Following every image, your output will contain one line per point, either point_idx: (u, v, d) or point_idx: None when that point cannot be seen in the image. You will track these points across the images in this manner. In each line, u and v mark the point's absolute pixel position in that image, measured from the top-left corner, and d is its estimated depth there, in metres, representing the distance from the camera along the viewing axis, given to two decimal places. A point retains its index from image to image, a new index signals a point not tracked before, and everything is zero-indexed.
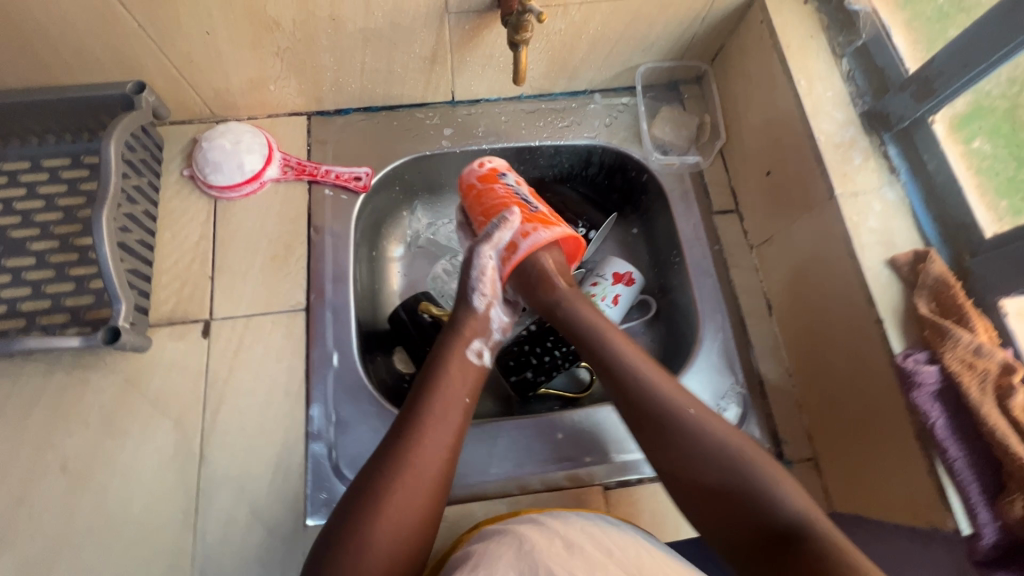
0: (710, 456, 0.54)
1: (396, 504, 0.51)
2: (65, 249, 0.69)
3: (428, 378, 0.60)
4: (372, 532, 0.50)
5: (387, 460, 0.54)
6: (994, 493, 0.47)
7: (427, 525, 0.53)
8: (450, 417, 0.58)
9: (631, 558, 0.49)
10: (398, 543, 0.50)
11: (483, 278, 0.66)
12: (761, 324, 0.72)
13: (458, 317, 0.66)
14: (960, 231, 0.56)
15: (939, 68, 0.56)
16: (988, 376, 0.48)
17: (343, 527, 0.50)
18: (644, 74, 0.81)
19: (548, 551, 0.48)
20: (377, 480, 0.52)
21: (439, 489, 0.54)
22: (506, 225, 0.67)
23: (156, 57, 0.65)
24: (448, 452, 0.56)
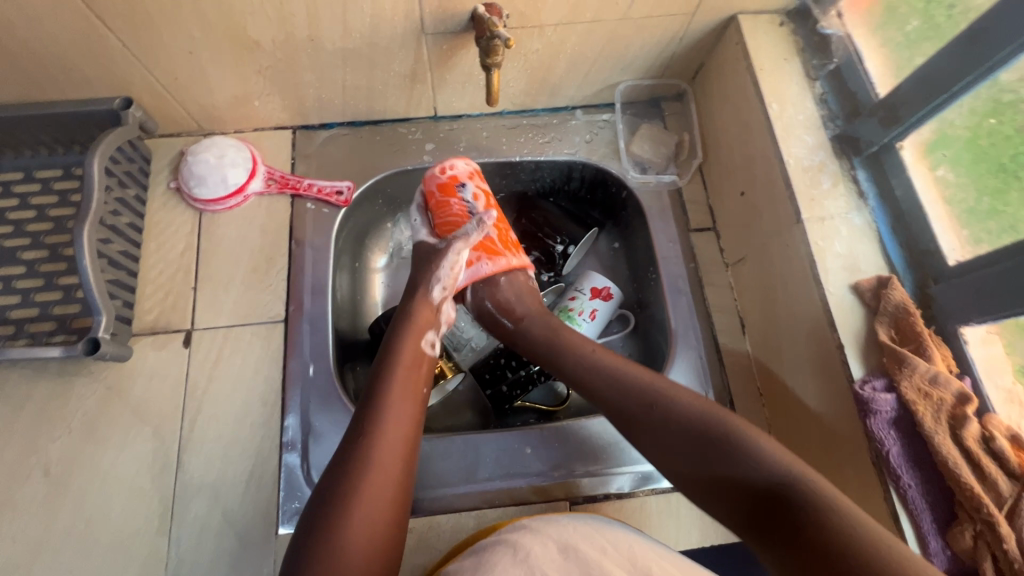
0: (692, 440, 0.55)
1: (366, 503, 0.52)
2: (54, 259, 0.71)
3: (382, 372, 0.62)
4: (347, 520, 0.51)
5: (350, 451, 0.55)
6: (946, 521, 0.48)
7: (398, 510, 0.54)
8: (408, 407, 0.60)
9: (624, 555, 0.51)
10: (374, 531, 0.52)
11: (449, 271, 0.71)
12: (734, 343, 0.73)
13: (415, 304, 0.68)
14: (925, 258, 0.56)
15: (905, 95, 0.57)
16: (942, 406, 0.49)
17: (318, 518, 0.51)
18: (625, 91, 0.82)
19: (544, 559, 0.50)
20: (343, 469, 0.54)
21: (404, 476, 0.56)
22: (481, 226, 0.70)
23: (141, 74, 0.67)
24: (408, 440, 0.58)
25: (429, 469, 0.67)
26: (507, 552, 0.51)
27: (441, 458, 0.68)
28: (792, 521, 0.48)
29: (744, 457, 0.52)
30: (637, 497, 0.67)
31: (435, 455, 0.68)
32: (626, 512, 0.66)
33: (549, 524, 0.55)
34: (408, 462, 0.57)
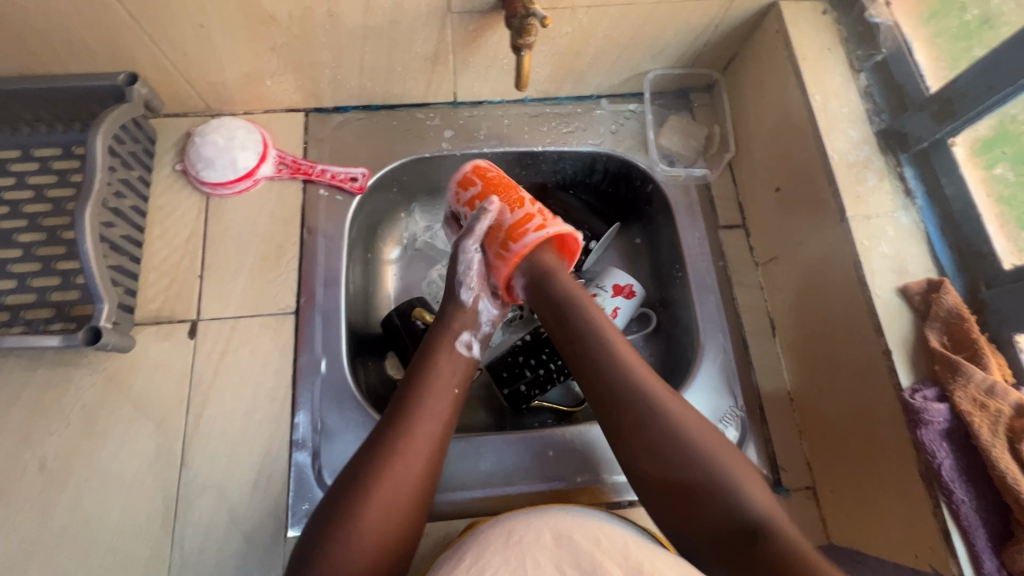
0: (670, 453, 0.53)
1: (386, 494, 0.51)
2: (53, 242, 0.67)
3: (419, 368, 0.60)
4: (359, 515, 0.49)
5: (376, 446, 0.53)
6: (1001, 539, 0.45)
7: (418, 513, 0.52)
8: (441, 406, 0.58)
9: (619, 549, 0.48)
10: (388, 522, 0.50)
11: (470, 274, 0.65)
12: (763, 345, 0.70)
13: (446, 312, 0.65)
14: (977, 261, 0.53)
15: (961, 89, 0.54)
16: (1000, 419, 0.46)
17: (330, 509, 0.50)
18: (653, 81, 0.79)
19: (536, 547, 0.48)
20: (365, 460, 0.52)
21: (428, 479, 0.53)
22: (487, 215, 0.64)
23: (148, 47, 0.63)
24: (439, 442, 0.55)
25: (445, 470, 0.64)
26: (500, 537, 0.50)
27: (457, 459, 0.65)
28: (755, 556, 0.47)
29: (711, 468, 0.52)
30: None
31: (451, 456, 0.65)
32: (651, 519, 0.64)
33: (547, 510, 0.53)
34: (434, 464, 0.54)
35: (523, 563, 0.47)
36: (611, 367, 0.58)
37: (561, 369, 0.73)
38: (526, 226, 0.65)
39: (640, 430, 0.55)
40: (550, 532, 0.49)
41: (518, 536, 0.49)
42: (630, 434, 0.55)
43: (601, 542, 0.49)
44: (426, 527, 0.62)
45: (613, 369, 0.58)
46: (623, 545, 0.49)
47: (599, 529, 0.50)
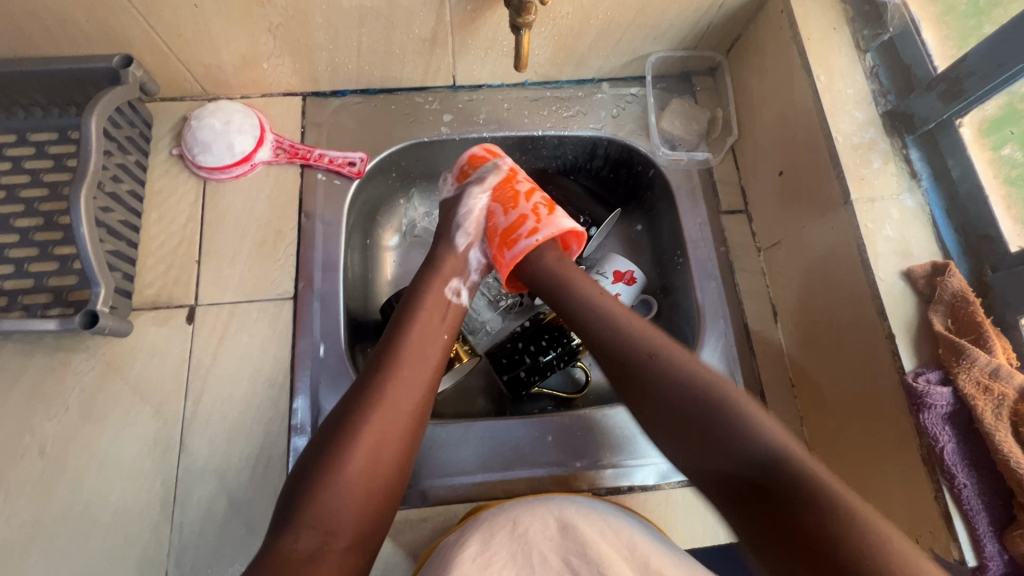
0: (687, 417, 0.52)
1: (373, 433, 0.51)
2: (49, 227, 0.66)
3: (404, 313, 0.61)
4: (349, 454, 0.50)
5: (364, 389, 0.54)
6: (1004, 523, 0.45)
7: (405, 454, 0.53)
8: (428, 350, 0.59)
9: (625, 540, 0.50)
10: (376, 462, 0.51)
11: (467, 218, 0.69)
12: (765, 331, 0.70)
13: (438, 253, 0.67)
14: (983, 244, 0.53)
15: (970, 68, 0.53)
16: (1004, 402, 0.45)
17: (321, 449, 0.50)
18: (655, 64, 0.78)
19: (543, 539, 0.50)
20: (354, 401, 0.53)
21: (416, 421, 0.54)
22: (496, 171, 0.71)
23: (141, 28, 0.62)
24: (427, 384, 0.56)
25: (443, 456, 0.64)
26: (506, 525, 0.50)
27: (456, 444, 0.65)
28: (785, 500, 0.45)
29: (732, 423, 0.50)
30: (662, 490, 0.64)
31: (451, 440, 0.65)
32: (650, 504, 0.64)
33: (554, 497, 0.54)
34: (421, 406, 0.55)
35: (530, 557, 0.49)
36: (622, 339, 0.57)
37: (561, 355, 0.72)
38: (520, 230, 0.66)
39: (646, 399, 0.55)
40: (556, 523, 0.51)
41: (524, 525, 0.51)
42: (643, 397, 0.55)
43: (608, 536, 0.50)
44: (424, 512, 0.62)
45: (618, 338, 0.58)
46: (627, 537, 0.50)
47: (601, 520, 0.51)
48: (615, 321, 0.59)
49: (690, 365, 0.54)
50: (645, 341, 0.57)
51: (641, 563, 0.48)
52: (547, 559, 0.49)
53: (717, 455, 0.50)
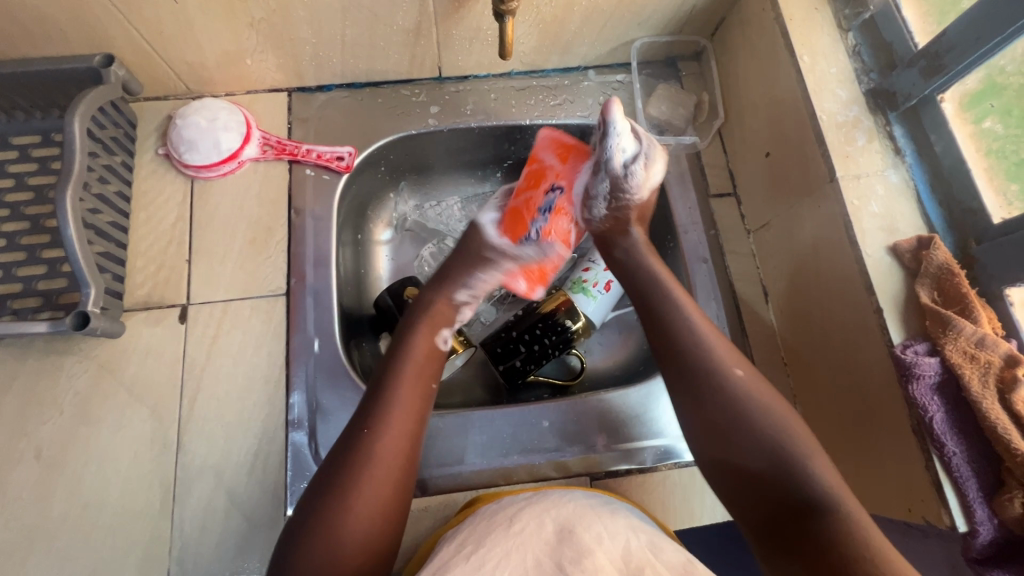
0: (742, 433, 0.51)
1: (363, 488, 0.49)
2: (36, 231, 0.66)
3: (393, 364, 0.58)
4: (340, 513, 0.48)
5: (346, 448, 0.51)
6: (991, 488, 0.46)
7: (401, 507, 0.51)
8: (414, 398, 0.56)
9: (619, 546, 0.47)
10: (370, 518, 0.49)
11: (477, 283, 0.68)
12: (756, 312, 0.70)
13: (427, 301, 0.65)
14: (967, 217, 0.53)
15: (949, 42, 0.53)
16: (990, 369, 0.46)
17: (317, 493, 0.49)
18: (640, 49, 0.78)
19: (538, 540, 0.47)
20: (339, 458, 0.51)
21: (406, 472, 0.52)
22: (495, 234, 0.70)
23: (121, 26, 0.62)
24: (412, 434, 0.54)
25: (442, 446, 0.64)
26: (502, 523, 0.49)
27: (454, 433, 0.65)
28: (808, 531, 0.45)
29: (792, 455, 0.48)
30: (660, 471, 0.65)
31: (449, 430, 0.65)
32: (647, 486, 0.64)
33: (551, 497, 0.53)
34: (410, 455, 0.53)
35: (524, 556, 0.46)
36: (701, 353, 0.55)
37: (556, 343, 0.71)
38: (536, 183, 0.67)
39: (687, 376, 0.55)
40: (553, 526, 0.49)
41: (520, 524, 0.49)
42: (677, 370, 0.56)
43: (603, 540, 0.47)
44: (425, 501, 0.62)
45: (698, 348, 0.56)
46: (623, 541, 0.47)
47: (599, 523, 0.49)
48: (685, 321, 0.58)
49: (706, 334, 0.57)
50: (719, 354, 0.55)
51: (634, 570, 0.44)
52: (539, 564, 0.45)
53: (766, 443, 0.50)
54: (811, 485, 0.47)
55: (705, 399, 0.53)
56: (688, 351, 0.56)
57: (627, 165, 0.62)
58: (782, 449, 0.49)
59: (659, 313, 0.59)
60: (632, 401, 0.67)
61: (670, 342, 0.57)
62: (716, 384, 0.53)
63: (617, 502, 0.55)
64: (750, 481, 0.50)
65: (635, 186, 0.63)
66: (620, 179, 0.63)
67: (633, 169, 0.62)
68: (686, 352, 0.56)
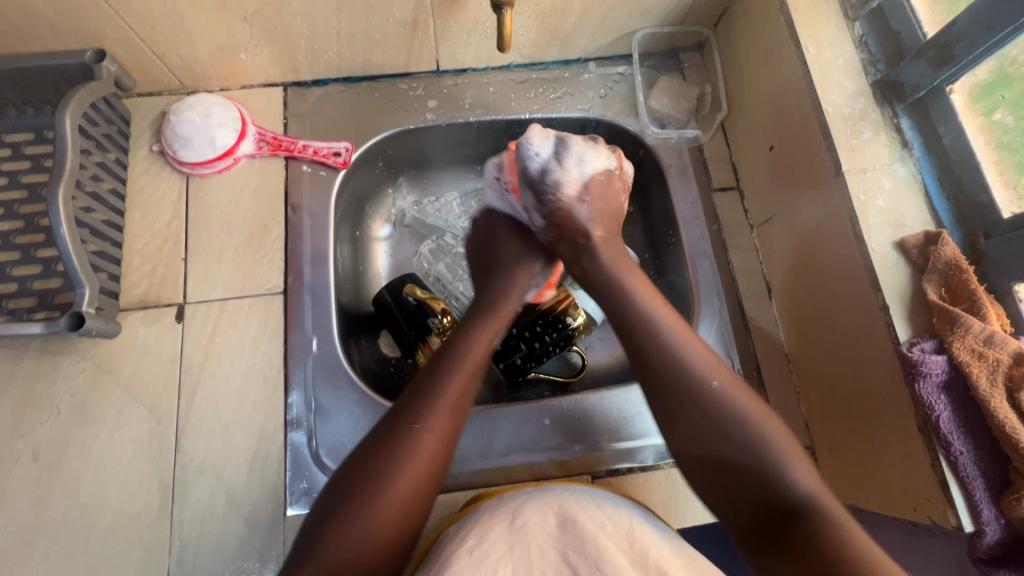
0: (718, 436, 0.49)
1: (402, 485, 0.48)
2: (31, 230, 0.65)
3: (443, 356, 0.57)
4: (370, 506, 0.47)
5: (387, 441, 0.50)
6: (999, 487, 0.45)
7: (429, 506, 0.50)
8: (463, 399, 0.54)
9: (624, 533, 0.47)
10: (404, 516, 0.48)
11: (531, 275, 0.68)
12: (759, 308, 0.69)
13: (497, 294, 0.64)
14: (976, 212, 0.52)
15: (959, 32, 0.52)
16: (999, 367, 0.45)
17: (348, 488, 0.48)
18: (642, 40, 0.76)
19: (541, 533, 0.47)
20: (383, 453, 0.49)
21: (440, 471, 0.51)
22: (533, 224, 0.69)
23: (113, 21, 0.60)
24: (454, 435, 0.52)
25: None
26: (504, 519, 0.48)
27: None
28: (790, 534, 0.44)
29: (773, 453, 0.48)
30: (662, 469, 0.65)
31: None
32: (649, 485, 0.64)
33: (550, 490, 0.52)
34: (447, 454, 0.51)
35: (528, 551, 0.46)
36: (671, 365, 0.53)
37: (557, 341, 0.70)
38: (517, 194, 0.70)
39: (673, 395, 0.52)
40: (555, 517, 0.48)
41: (523, 519, 0.48)
42: (659, 383, 0.53)
43: (607, 528, 0.47)
44: None
45: (670, 363, 0.53)
46: (625, 529, 0.48)
47: (601, 512, 0.49)
48: (656, 330, 0.55)
49: (678, 342, 0.54)
50: (697, 360, 0.53)
51: (639, 555, 0.45)
52: (545, 556, 0.45)
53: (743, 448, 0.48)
54: (790, 489, 0.46)
55: (699, 423, 0.50)
56: (663, 365, 0.53)
57: (541, 167, 0.65)
58: (763, 444, 0.48)
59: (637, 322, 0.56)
60: (634, 399, 0.66)
61: (639, 354, 0.55)
62: (694, 400, 0.51)
63: (620, 497, 0.53)
64: (738, 492, 0.48)
65: (557, 179, 0.65)
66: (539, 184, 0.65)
67: (548, 166, 0.65)
68: (661, 364, 0.53)
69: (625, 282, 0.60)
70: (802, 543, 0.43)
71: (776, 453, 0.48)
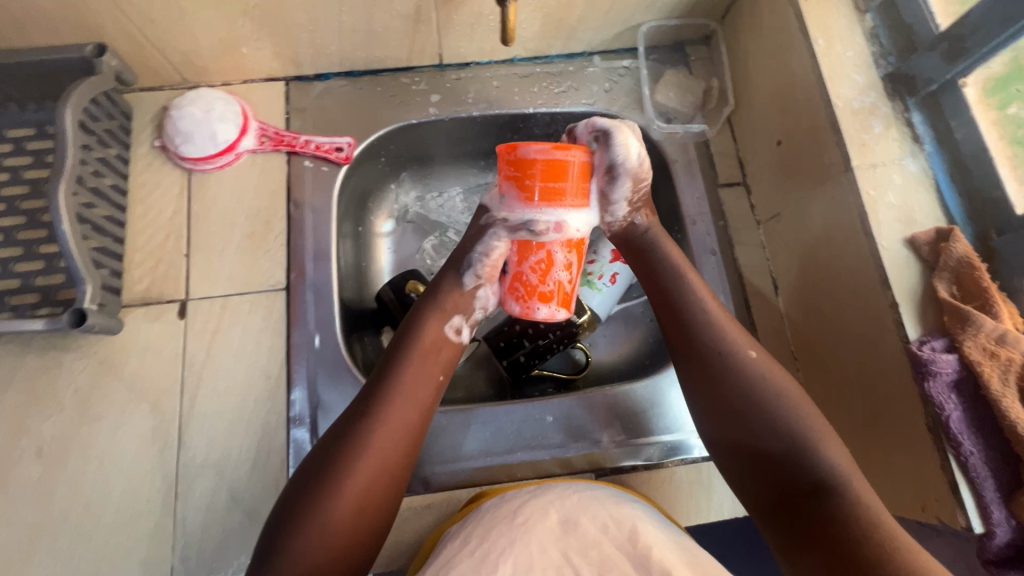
0: (761, 419, 0.49)
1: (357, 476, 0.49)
2: (33, 226, 0.65)
3: (399, 348, 0.57)
4: (331, 503, 0.47)
5: (345, 432, 0.51)
6: (1010, 488, 0.44)
7: (392, 499, 0.51)
8: (419, 391, 0.55)
9: (626, 533, 0.46)
10: (362, 506, 0.49)
11: (485, 259, 0.58)
12: (766, 305, 0.69)
13: (441, 285, 0.60)
14: (987, 207, 0.51)
15: (974, 24, 0.51)
16: (1011, 367, 0.44)
17: (309, 479, 0.49)
18: (647, 34, 0.75)
19: (542, 531, 0.47)
20: (337, 445, 0.50)
21: (400, 463, 0.52)
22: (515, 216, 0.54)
23: (113, 15, 0.60)
24: (412, 428, 0.53)
25: (444, 443, 0.64)
26: (506, 517, 0.48)
27: (457, 428, 0.64)
28: (814, 515, 0.45)
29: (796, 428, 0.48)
30: (666, 468, 0.64)
31: (452, 425, 0.64)
32: (654, 483, 0.64)
33: (556, 487, 0.51)
34: (408, 448, 0.52)
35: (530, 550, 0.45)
36: (710, 336, 0.54)
37: (562, 338, 0.69)
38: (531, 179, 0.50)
39: (704, 365, 0.53)
40: (557, 516, 0.48)
41: (524, 516, 0.48)
42: (692, 355, 0.54)
43: (609, 529, 0.46)
44: (427, 498, 0.62)
45: (715, 346, 0.53)
46: (629, 525, 0.47)
47: (604, 511, 0.48)
48: (697, 305, 0.56)
49: (716, 316, 0.55)
50: (728, 333, 0.54)
51: (642, 556, 0.44)
52: (546, 555, 0.45)
53: (767, 424, 0.49)
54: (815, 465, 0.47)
55: (732, 390, 0.51)
56: (703, 341, 0.54)
57: (612, 166, 0.54)
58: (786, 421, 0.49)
59: (678, 304, 0.56)
60: (637, 397, 0.66)
61: (683, 328, 0.55)
62: (732, 371, 0.52)
63: (625, 494, 0.53)
64: (766, 469, 0.49)
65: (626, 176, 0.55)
66: (613, 181, 0.55)
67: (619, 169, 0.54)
68: (698, 334, 0.54)
69: (676, 265, 0.58)
70: (829, 521, 0.44)
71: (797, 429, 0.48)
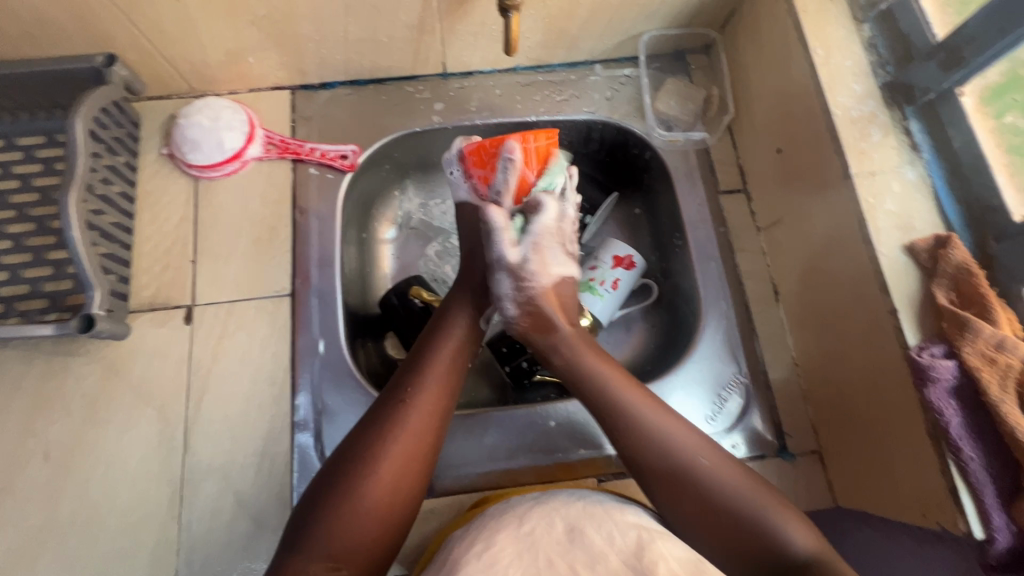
0: (673, 476, 0.51)
1: (393, 459, 0.50)
2: (42, 233, 0.66)
3: (430, 342, 0.59)
4: (365, 486, 0.48)
5: (378, 419, 0.52)
6: (1010, 495, 0.44)
7: (420, 490, 0.51)
8: (447, 383, 0.56)
9: (633, 546, 0.46)
10: (395, 492, 0.49)
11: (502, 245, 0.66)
12: (767, 311, 0.69)
13: (478, 280, 0.65)
14: (985, 215, 0.52)
15: (970, 34, 0.51)
16: (1009, 373, 0.44)
17: (341, 464, 0.49)
18: (648, 43, 0.76)
19: (549, 540, 0.47)
20: (370, 431, 0.51)
21: (433, 451, 0.53)
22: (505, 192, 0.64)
23: (124, 26, 0.61)
24: (443, 418, 0.54)
25: (447, 448, 0.64)
26: (511, 523, 0.48)
27: (461, 434, 0.64)
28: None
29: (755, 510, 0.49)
30: None
31: (455, 431, 0.64)
32: None
33: (559, 496, 0.52)
34: (437, 438, 0.53)
35: (537, 558, 0.45)
36: (618, 408, 0.55)
37: None
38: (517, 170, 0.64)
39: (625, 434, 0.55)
40: (563, 525, 0.48)
41: (530, 524, 0.48)
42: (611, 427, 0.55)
43: (616, 542, 0.46)
44: (430, 504, 0.62)
45: (622, 414, 0.55)
46: (635, 539, 0.47)
47: (610, 522, 0.48)
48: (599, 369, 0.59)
49: (625, 384, 0.57)
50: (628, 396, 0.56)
51: (645, 570, 0.44)
52: (553, 566, 0.45)
53: (702, 480, 0.51)
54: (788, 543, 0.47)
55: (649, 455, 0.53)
56: (620, 413, 0.55)
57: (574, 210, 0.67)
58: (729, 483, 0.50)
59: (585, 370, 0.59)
60: None
61: (599, 397, 0.57)
62: (638, 431, 0.54)
63: (629, 501, 0.53)
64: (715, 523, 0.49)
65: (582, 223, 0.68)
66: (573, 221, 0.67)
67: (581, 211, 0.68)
68: (607, 405, 0.56)
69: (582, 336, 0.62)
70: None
71: (762, 509, 0.49)
